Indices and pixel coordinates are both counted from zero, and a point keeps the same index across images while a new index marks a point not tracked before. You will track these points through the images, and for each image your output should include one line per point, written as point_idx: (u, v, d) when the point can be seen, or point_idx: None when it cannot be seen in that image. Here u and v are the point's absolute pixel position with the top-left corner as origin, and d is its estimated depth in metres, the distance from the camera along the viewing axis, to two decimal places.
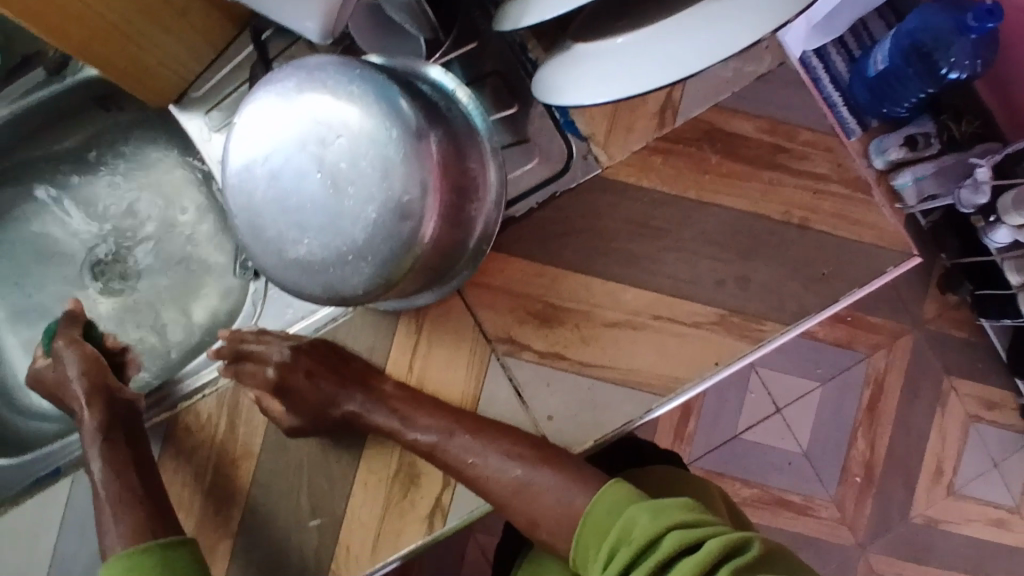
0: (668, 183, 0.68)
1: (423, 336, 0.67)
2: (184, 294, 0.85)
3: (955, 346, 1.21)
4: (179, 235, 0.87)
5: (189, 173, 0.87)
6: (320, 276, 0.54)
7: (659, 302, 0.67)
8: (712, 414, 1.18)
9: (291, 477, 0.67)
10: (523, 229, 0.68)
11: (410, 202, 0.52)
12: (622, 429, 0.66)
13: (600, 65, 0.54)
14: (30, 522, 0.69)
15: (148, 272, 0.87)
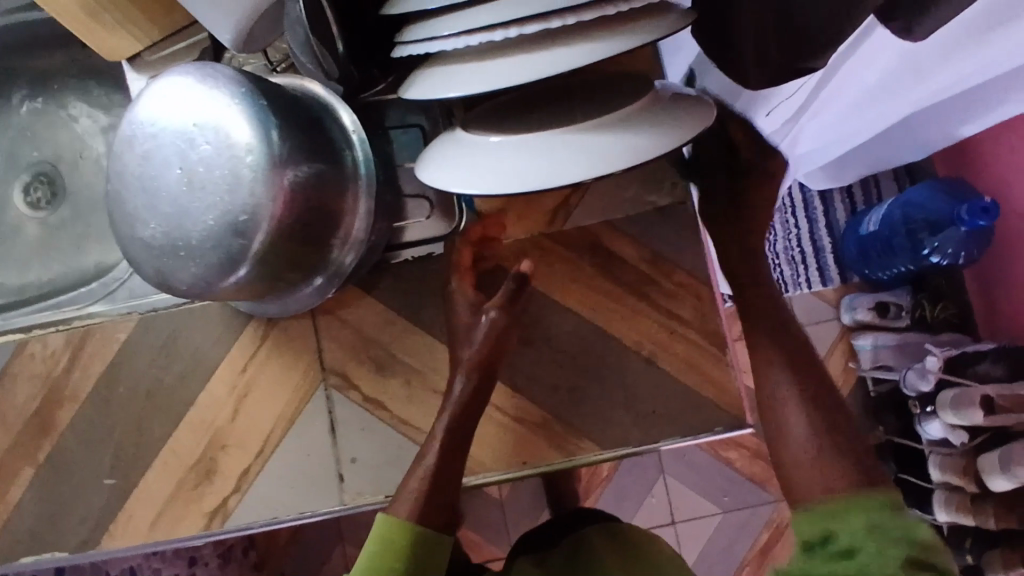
0: (540, 280, 0.70)
1: (265, 344, 0.70)
2: (78, 232, 0.83)
3: None
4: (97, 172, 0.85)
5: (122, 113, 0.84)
6: (154, 262, 0.57)
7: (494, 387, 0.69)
8: (615, 499, 1.32)
9: (105, 433, 0.70)
10: (393, 277, 0.71)
11: (250, 221, 0.55)
12: None
13: (465, 156, 0.54)
14: None
15: (58, 199, 0.85)
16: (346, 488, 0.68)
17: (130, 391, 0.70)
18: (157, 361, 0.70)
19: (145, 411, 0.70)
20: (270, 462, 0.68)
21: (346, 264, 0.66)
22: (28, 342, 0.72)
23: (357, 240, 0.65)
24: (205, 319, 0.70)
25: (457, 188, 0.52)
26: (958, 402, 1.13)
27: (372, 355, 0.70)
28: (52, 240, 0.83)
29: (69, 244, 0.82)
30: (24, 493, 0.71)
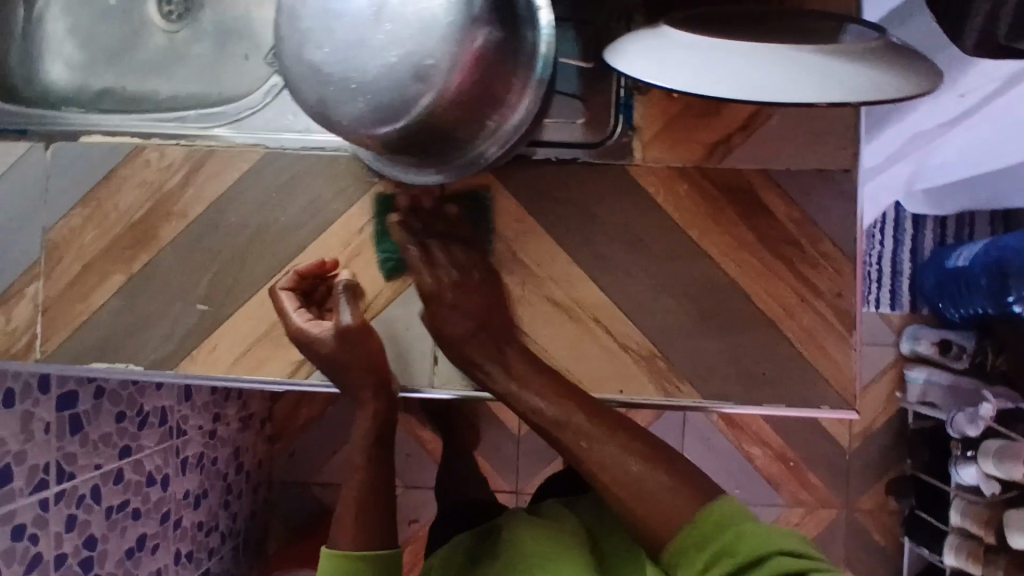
0: (679, 211, 0.66)
1: (387, 209, 0.68)
2: (208, 56, 0.80)
3: (870, 549, 1.35)
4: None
5: None
6: (320, 89, 0.54)
7: (590, 306, 0.67)
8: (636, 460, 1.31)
9: (204, 259, 0.69)
10: (532, 172, 0.67)
11: (431, 79, 0.53)
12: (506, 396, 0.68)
13: (662, 51, 0.51)
14: None
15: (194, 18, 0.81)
16: (439, 369, 0.69)
17: (240, 223, 0.68)
18: (273, 199, 0.68)
19: (250, 246, 0.68)
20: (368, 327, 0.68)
21: (488, 156, 0.64)
22: (145, 149, 0.70)
23: (506, 135, 0.63)
24: (331, 169, 0.68)
25: (645, 78, 0.50)
26: (1002, 453, 1.05)
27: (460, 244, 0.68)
28: (180, 57, 0.80)
29: (197, 67, 0.80)
30: (108, 299, 0.69)
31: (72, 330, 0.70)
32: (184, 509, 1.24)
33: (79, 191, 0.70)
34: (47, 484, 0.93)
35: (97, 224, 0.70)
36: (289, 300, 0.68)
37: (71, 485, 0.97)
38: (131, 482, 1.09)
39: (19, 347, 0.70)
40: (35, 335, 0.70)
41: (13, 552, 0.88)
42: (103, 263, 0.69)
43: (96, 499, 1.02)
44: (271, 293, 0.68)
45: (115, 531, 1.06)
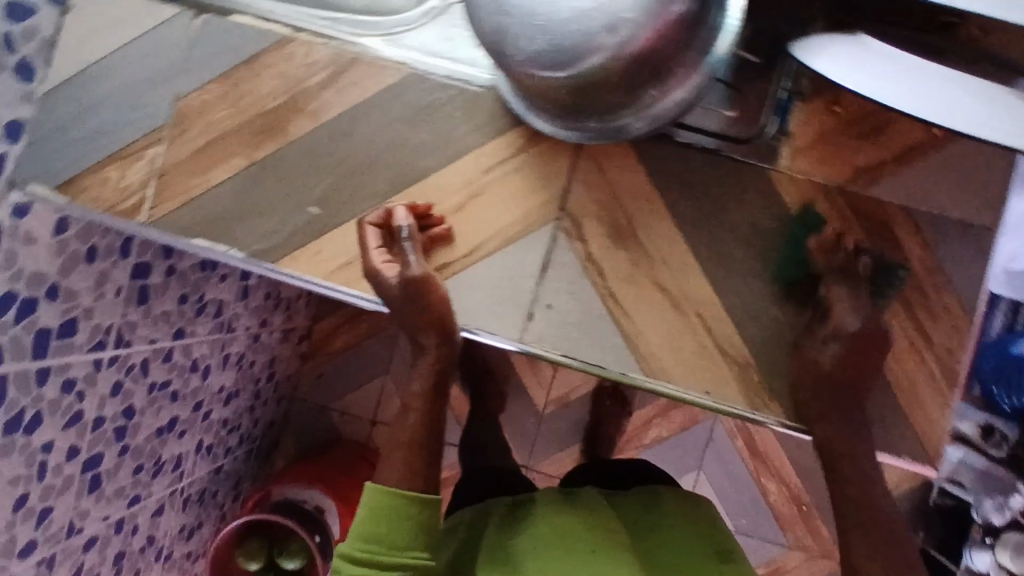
0: (810, 228, 0.65)
1: (520, 156, 0.67)
2: None
3: None
4: None
5: None
6: (502, 16, 0.53)
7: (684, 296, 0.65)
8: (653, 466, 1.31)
9: (328, 163, 0.68)
10: (672, 154, 0.65)
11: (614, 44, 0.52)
12: (588, 366, 0.66)
13: (881, 55, 0.51)
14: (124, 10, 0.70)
15: None
16: (530, 327, 0.66)
17: (371, 137, 0.68)
18: (408, 120, 0.67)
19: (374, 162, 0.68)
20: (472, 268, 0.68)
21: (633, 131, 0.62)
22: (292, 40, 0.68)
23: (658, 117, 0.61)
24: (474, 104, 0.67)
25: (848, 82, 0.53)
26: None
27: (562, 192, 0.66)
28: None
29: None
30: (225, 179, 0.69)
31: (183, 202, 0.69)
32: (213, 403, 1.25)
33: (219, 67, 0.69)
34: (104, 346, 0.93)
35: (228, 104, 0.69)
36: (373, 237, 0.67)
37: (125, 353, 0.97)
38: (177, 364, 1.10)
39: (127, 206, 0.70)
40: (146, 197, 0.70)
41: (58, 404, 0.88)
42: (226, 143, 0.69)
43: (143, 372, 1.03)
44: (359, 225, 0.67)
45: (152, 407, 1.07)
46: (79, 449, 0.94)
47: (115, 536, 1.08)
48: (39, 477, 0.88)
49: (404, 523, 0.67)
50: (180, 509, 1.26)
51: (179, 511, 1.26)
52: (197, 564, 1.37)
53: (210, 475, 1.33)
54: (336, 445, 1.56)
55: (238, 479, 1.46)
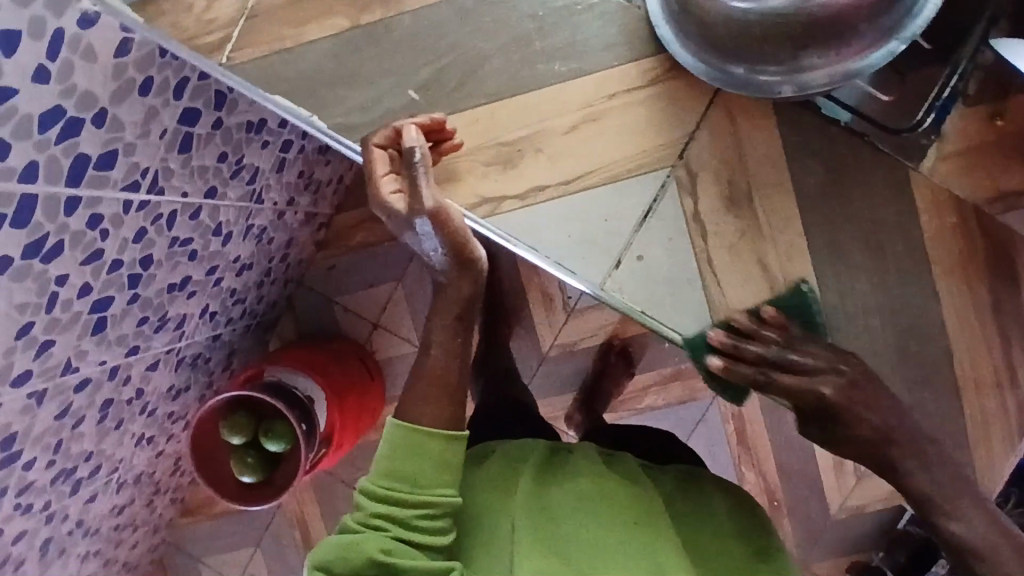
0: (935, 241, 0.61)
1: (649, 89, 0.60)
2: None
3: None
4: None
5: None
6: None
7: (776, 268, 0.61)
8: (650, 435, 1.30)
9: (440, 46, 0.61)
10: (811, 126, 0.61)
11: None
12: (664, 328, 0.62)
13: None
14: None
15: None
16: (615, 275, 0.61)
17: (493, 29, 0.61)
18: (538, 20, 0.61)
19: (490, 57, 0.61)
20: (567, 197, 0.61)
21: (777, 93, 0.56)
22: None
23: (807, 87, 0.55)
24: (613, 20, 0.60)
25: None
26: None
27: None
28: None
29: None
30: (322, 37, 0.62)
31: (272, 50, 0.62)
32: (226, 271, 1.20)
33: None
34: (138, 188, 0.87)
35: None
36: (381, 161, 0.61)
37: (156, 200, 0.91)
38: (203, 223, 1.05)
39: (207, 41, 0.62)
40: (229, 37, 0.62)
41: (81, 237, 0.82)
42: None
43: (169, 224, 0.97)
44: (363, 144, 0.61)
45: (169, 262, 1.02)
46: (91, 288, 0.89)
47: (107, 382, 1.05)
48: (49, 308, 0.84)
49: (429, 463, 0.65)
50: (173, 369, 1.23)
51: (171, 370, 1.23)
52: (176, 426, 1.36)
53: (207, 342, 1.30)
54: (333, 340, 1.52)
55: (231, 353, 1.43)
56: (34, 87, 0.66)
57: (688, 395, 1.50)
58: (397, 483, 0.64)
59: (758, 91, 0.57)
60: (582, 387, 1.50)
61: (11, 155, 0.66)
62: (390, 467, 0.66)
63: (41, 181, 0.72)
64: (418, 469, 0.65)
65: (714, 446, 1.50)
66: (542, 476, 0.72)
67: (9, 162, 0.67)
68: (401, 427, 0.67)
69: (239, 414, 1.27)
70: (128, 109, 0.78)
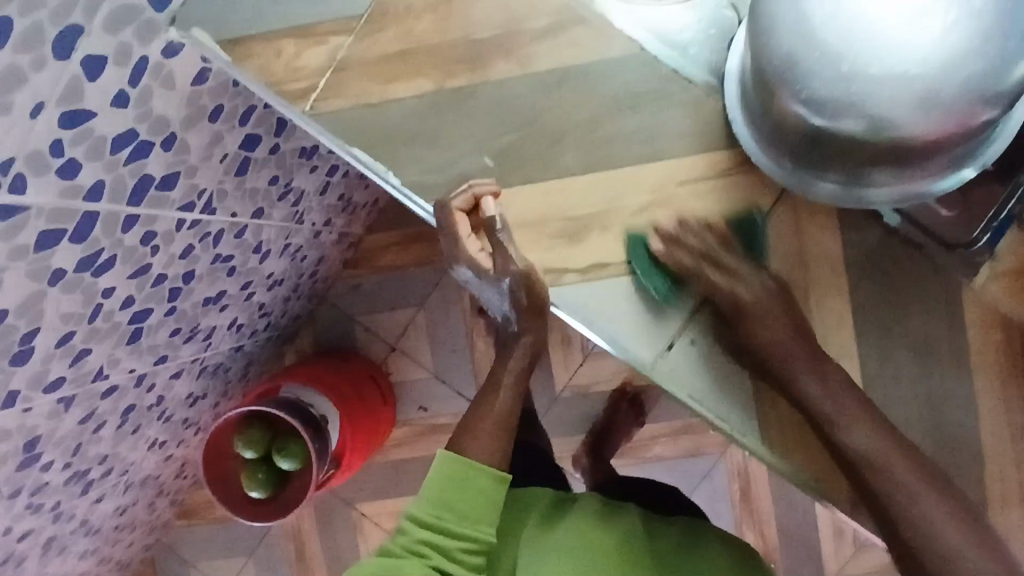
0: (984, 355, 0.63)
1: (716, 180, 0.62)
2: None
3: None
4: None
5: None
6: (801, 44, 0.48)
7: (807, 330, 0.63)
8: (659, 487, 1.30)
9: (522, 117, 0.62)
10: (873, 233, 0.62)
11: (884, 123, 0.47)
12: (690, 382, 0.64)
13: None
14: None
15: None
16: (666, 357, 0.63)
17: (574, 105, 0.62)
18: (619, 103, 0.62)
19: (569, 133, 0.62)
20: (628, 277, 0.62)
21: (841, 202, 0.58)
22: None
23: (868, 201, 0.56)
24: (695, 108, 0.62)
25: None
26: None
27: (726, 232, 0.61)
28: None
29: None
30: (407, 97, 0.63)
31: (357, 103, 0.63)
32: (259, 286, 1.22)
33: None
34: (192, 208, 0.88)
35: (434, 16, 0.63)
36: (462, 220, 0.64)
37: (207, 219, 0.92)
38: (245, 242, 1.06)
39: (293, 88, 0.63)
40: (315, 86, 0.63)
41: (133, 252, 0.83)
42: (419, 58, 0.63)
43: (215, 241, 0.98)
44: (443, 207, 0.63)
45: (209, 277, 1.03)
46: (133, 300, 0.90)
47: (132, 389, 1.06)
48: (93, 319, 0.85)
49: (477, 496, 0.70)
50: (195, 377, 1.24)
51: (193, 379, 1.23)
52: (188, 431, 1.36)
53: (229, 352, 1.30)
54: (350, 357, 1.53)
55: (249, 362, 1.44)
56: (111, 111, 0.66)
57: (696, 449, 1.51)
58: (442, 512, 0.69)
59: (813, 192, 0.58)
60: (591, 430, 1.50)
61: (80, 174, 0.68)
62: (439, 497, 0.69)
63: (105, 198, 0.73)
64: (465, 502, 0.69)
65: (717, 501, 1.51)
66: (546, 517, 0.82)
67: (76, 180, 0.68)
68: (447, 453, 0.71)
69: (254, 429, 1.27)
70: (196, 134, 0.79)
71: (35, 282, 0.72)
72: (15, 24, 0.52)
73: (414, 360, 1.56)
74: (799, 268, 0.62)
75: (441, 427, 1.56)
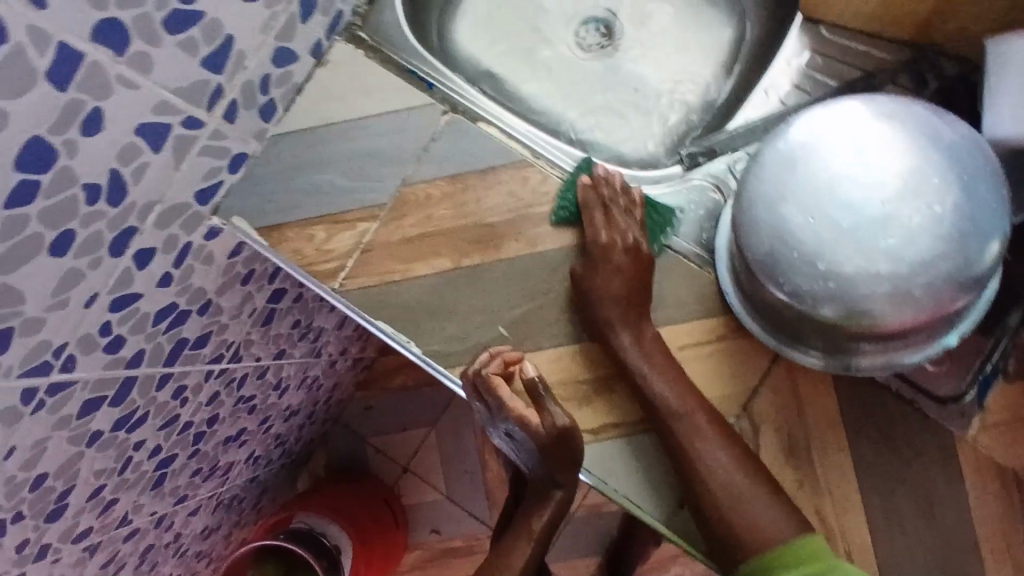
0: (980, 515, 0.64)
1: (716, 344, 0.66)
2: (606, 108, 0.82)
3: None
4: (653, 70, 0.83)
5: (726, 49, 0.82)
6: (781, 242, 0.54)
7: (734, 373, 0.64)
8: None
9: (533, 290, 0.69)
10: (867, 386, 0.66)
11: (864, 310, 0.52)
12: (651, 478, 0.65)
13: None
14: (387, 89, 0.73)
15: (609, 64, 0.84)
16: (679, 514, 0.65)
17: (580, 280, 0.68)
18: None
19: (576, 305, 0.68)
20: (638, 437, 0.66)
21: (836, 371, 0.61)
22: (531, 165, 0.70)
23: (859, 369, 0.60)
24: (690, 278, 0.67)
25: None
26: None
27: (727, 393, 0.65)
28: (581, 92, 0.83)
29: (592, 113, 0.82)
30: (427, 275, 0.70)
31: (381, 280, 0.70)
32: (276, 419, 1.25)
33: (456, 169, 0.71)
34: (221, 359, 0.93)
35: (451, 204, 0.70)
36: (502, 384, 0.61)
37: (233, 367, 0.97)
38: (267, 381, 1.10)
39: (324, 268, 0.71)
40: (344, 267, 0.70)
41: (164, 405, 0.88)
42: (438, 241, 0.70)
43: (239, 385, 1.03)
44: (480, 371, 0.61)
45: (231, 418, 1.07)
46: (161, 449, 0.94)
47: (151, 531, 1.07)
48: (121, 470, 0.88)
49: None
50: (211, 511, 1.25)
51: (209, 513, 1.24)
52: (200, 564, 1.35)
53: (245, 483, 1.32)
54: (363, 481, 1.54)
55: (263, 490, 1.45)
56: (156, 290, 0.72)
57: None
58: None
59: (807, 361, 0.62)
60: (607, 551, 1.48)
61: (123, 347, 0.73)
62: None
63: (144, 363, 0.78)
64: None
65: None
66: None
67: (119, 353, 0.73)
68: None
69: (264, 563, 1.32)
70: (229, 297, 0.85)
71: (72, 445, 0.76)
72: (78, 236, 0.59)
73: (427, 481, 1.56)
74: (800, 426, 0.65)
75: (455, 550, 1.54)
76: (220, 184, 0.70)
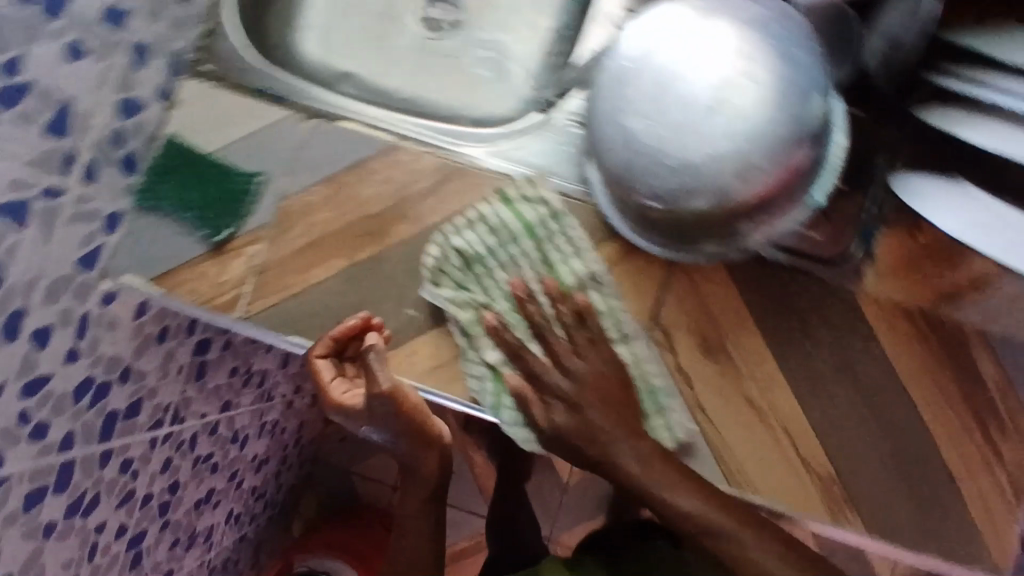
0: (894, 350, 0.68)
1: (614, 270, 0.69)
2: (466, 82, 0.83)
3: None
4: (504, 33, 0.84)
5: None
6: (630, 152, 0.57)
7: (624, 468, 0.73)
8: None
9: (430, 262, 0.70)
10: (765, 271, 0.69)
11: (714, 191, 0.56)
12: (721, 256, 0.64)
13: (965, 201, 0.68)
14: (244, 114, 0.75)
15: (461, 36, 0.85)
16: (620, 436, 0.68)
17: (472, 244, 0.70)
18: (508, 229, 0.70)
19: (475, 266, 0.70)
20: (563, 373, 0.69)
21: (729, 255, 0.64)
22: (399, 148, 0.72)
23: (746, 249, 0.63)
24: (574, 216, 0.70)
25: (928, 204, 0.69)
26: None
27: (635, 313, 0.69)
28: (434, 65, 0.84)
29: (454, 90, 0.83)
30: (323, 278, 0.71)
31: (282, 296, 0.71)
32: (245, 472, 1.22)
33: (326, 170, 0.72)
34: (162, 423, 0.92)
35: (331, 204, 0.72)
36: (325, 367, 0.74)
37: (178, 428, 0.97)
38: (220, 436, 1.09)
39: (223, 300, 0.71)
40: (243, 293, 0.71)
41: (115, 483, 0.87)
42: (326, 244, 0.71)
43: (192, 445, 1.02)
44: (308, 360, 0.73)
45: (194, 480, 1.06)
46: (128, 527, 0.92)
47: None
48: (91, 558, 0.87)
49: None
50: None
51: None
52: None
53: (235, 543, 1.31)
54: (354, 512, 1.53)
55: (258, 547, 1.43)
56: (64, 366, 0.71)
57: None
58: None
59: (696, 257, 0.65)
60: (609, 509, 1.49)
61: (49, 432, 0.72)
62: None
63: (77, 444, 0.77)
64: None
65: None
66: None
67: (46, 438, 0.72)
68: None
69: None
70: (149, 359, 0.85)
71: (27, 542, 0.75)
72: None
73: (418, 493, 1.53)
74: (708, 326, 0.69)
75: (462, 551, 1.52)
76: (102, 245, 0.69)
